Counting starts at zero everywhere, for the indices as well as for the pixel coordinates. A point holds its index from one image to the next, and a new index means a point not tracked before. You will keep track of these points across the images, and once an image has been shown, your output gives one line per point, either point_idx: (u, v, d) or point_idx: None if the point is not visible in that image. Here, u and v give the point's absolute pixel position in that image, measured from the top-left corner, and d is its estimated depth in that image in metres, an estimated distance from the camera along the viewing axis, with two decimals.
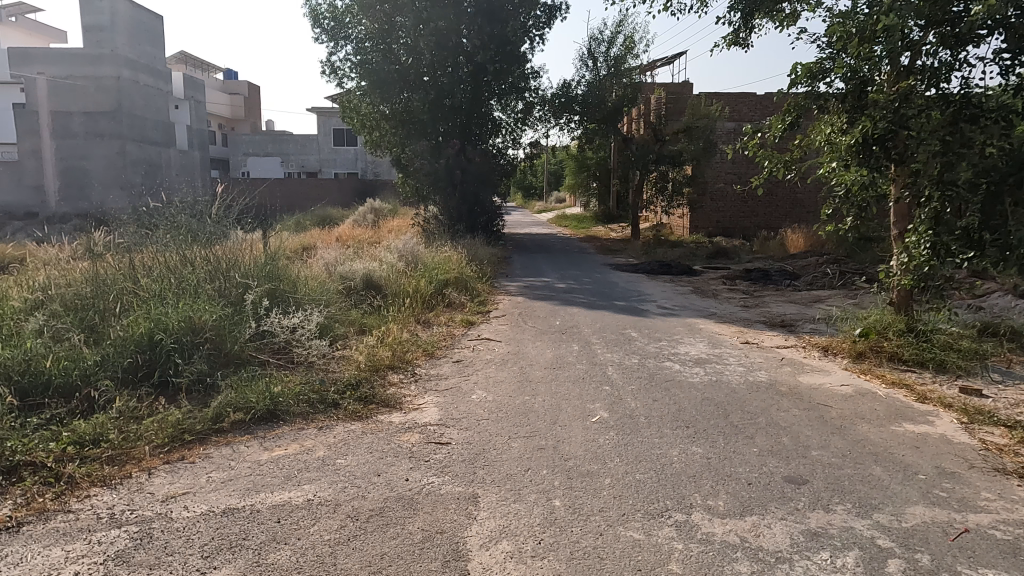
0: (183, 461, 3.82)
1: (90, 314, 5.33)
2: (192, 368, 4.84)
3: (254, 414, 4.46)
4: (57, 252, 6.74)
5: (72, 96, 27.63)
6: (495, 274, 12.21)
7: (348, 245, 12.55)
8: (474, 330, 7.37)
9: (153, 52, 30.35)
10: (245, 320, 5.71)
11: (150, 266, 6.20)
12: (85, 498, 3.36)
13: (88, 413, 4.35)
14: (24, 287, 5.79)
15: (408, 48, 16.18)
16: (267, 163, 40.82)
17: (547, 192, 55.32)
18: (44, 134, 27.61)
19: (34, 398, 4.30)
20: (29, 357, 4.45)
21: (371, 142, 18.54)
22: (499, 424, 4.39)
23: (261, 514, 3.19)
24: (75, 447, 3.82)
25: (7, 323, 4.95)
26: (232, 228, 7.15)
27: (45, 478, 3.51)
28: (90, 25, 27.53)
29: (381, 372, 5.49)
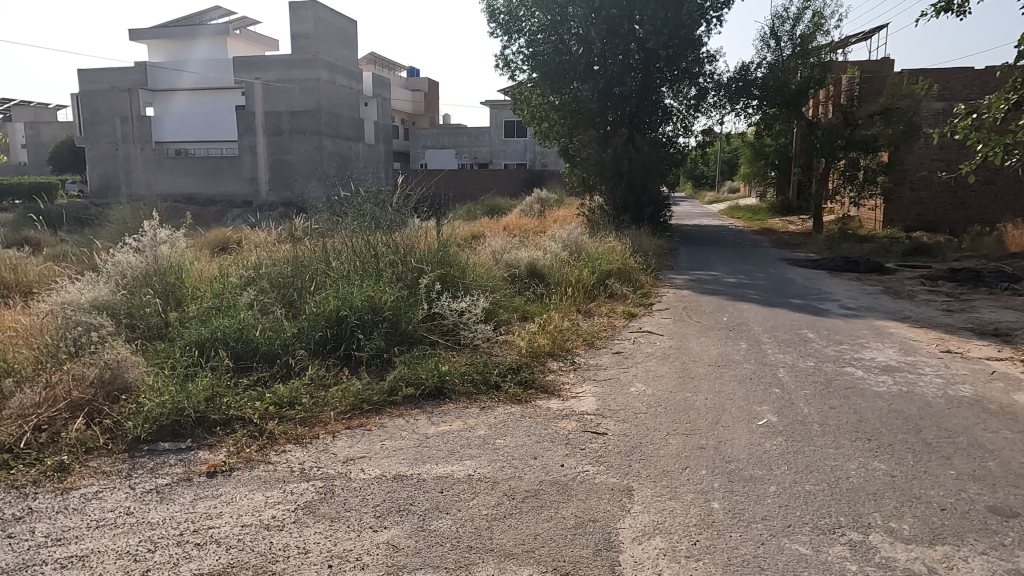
0: (361, 428, 4.21)
1: (290, 292, 6.02)
2: (372, 344, 5.30)
3: (424, 390, 4.79)
4: (266, 236, 7.69)
5: (281, 98, 31.39)
6: (661, 266, 11.93)
7: (515, 233, 12.94)
8: (636, 322, 7.27)
9: (348, 54, 33.32)
10: (419, 302, 6.08)
11: (339, 250, 6.85)
12: (282, 452, 3.82)
13: (286, 377, 4.93)
14: (240, 266, 6.67)
15: (580, 38, 16.17)
16: (443, 155, 43.09)
17: (720, 183, 52.68)
18: (258, 132, 31.77)
19: (244, 361, 4.96)
20: (242, 327, 5.13)
21: (540, 133, 18.90)
22: (658, 419, 4.31)
23: (426, 483, 3.42)
24: (275, 407, 4.35)
25: (227, 297, 5.75)
26: (410, 216, 7.67)
27: (252, 432, 4.04)
28: (298, 34, 30.84)
29: (542, 359, 5.61)
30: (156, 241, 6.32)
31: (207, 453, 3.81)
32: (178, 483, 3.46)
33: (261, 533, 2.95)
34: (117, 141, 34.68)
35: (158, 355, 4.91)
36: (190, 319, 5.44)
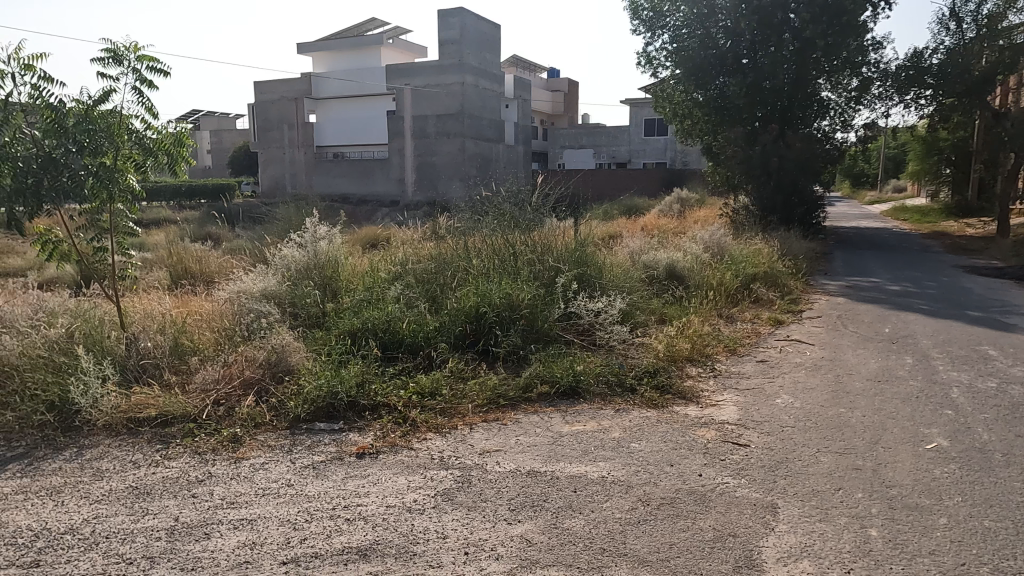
0: (497, 422, 4.31)
1: (434, 287, 6.29)
2: (509, 341, 5.40)
3: (559, 388, 4.82)
4: (412, 234, 8.10)
5: (428, 103, 32.98)
6: (812, 271, 11.13)
7: (654, 234, 12.65)
8: (782, 329, 6.84)
9: (492, 58, 34.33)
10: (556, 301, 6.10)
11: (479, 248, 7.05)
12: (424, 439, 4.01)
13: (428, 369, 5.16)
14: (389, 261, 7.08)
15: (728, 31, 15.51)
16: (582, 155, 43.17)
17: (883, 181, 48.20)
18: (407, 135, 33.57)
19: (391, 352, 5.26)
20: (390, 319, 5.43)
21: (682, 130, 18.36)
22: (807, 435, 4.02)
23: (560, 481, 3.44)
24: (418, 396, 4.57)
25: (377, 290, 6.12)
26: (548, 216, 7.75)
27: (396, 419, 4.28)
28: (445, 41, 32.35)
29: (679, 364, 5.43)
30: (316, 238, 6.86)
31: (357, 436, 4.08)
32: (332, 460, 3.74)
33: (404, 515, 3.11)
34: (285, 145, 38.08)
35: (316, 342, 5.33)
36: (345, 311, 5.86)
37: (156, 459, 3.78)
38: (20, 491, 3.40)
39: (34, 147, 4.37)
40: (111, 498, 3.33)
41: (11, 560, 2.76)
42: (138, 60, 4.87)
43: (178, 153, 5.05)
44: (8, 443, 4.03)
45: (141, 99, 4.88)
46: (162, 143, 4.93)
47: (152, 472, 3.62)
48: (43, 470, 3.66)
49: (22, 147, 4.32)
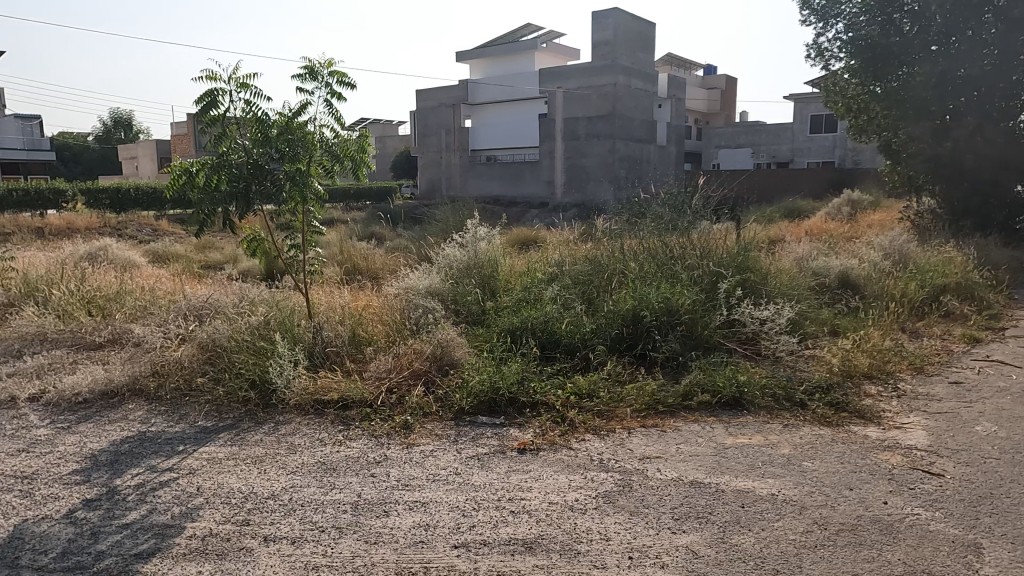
0: (655, 428, 4.24)
1: (590, 289, 6.31)
2: (668, 346, 5.29)
3: (721, 398, 4.65)
4: (568, 236, 8.19)
5: (580, 105, 33.14)
6: (1015, 283, 9.80)
7: (822, 239, 11.80)
8: (981, 349, 6.07)
9: (645, 58, 33.77)
10: (717, 308, 5.86)
11: (636, 250, 6.96)
12: (582, 440, 4.05)
13: (585, 370, 5.18)
14: (545, 262, 7.21)
15: (914, 15, 14.00)
16: (739, 155, 41.57)
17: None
18: (558, 137, 33.95)
19: (549, 352, 5.36)
20: (548, 319, 5.53)
21: (857, 128, 16.82)
22: (1016, 469, 3.55)
23: (726, 495, 3.32)
24: (575, 397, 4.61)
25: (534, 290, 6.25)
26: (708, 219, 7.49)
27: (555, 418, 4.35)
28: (598, 42, 32.30)
29: (856, 381, 5.01)
30: (477, 238, 7.14)
31: (517, 431, 4.21)
32: (495, 453, 3.88)
33: (566, 513, 3.16)
34: (442, 149, 40.09)
35: (477, 338, 5.56)
36: (503, 310, 6.05)
37: (339, 439, 4.14)
38: (231, 457, 3.89)
39: (245, 155, 4.94)
40: (303, 470, 3.70)
41: (226, 517, 3.16)
42: (330, 75, 5.33)
43: (360, 158, 5.35)
44: (219, 415, 4.62)
45: (331, 110, 5.29)
46: (346, 149, 5.27)
47: (336, 450, 3.97)
48: (248, 440, 4.15)
49: (236, 155, 4.92)
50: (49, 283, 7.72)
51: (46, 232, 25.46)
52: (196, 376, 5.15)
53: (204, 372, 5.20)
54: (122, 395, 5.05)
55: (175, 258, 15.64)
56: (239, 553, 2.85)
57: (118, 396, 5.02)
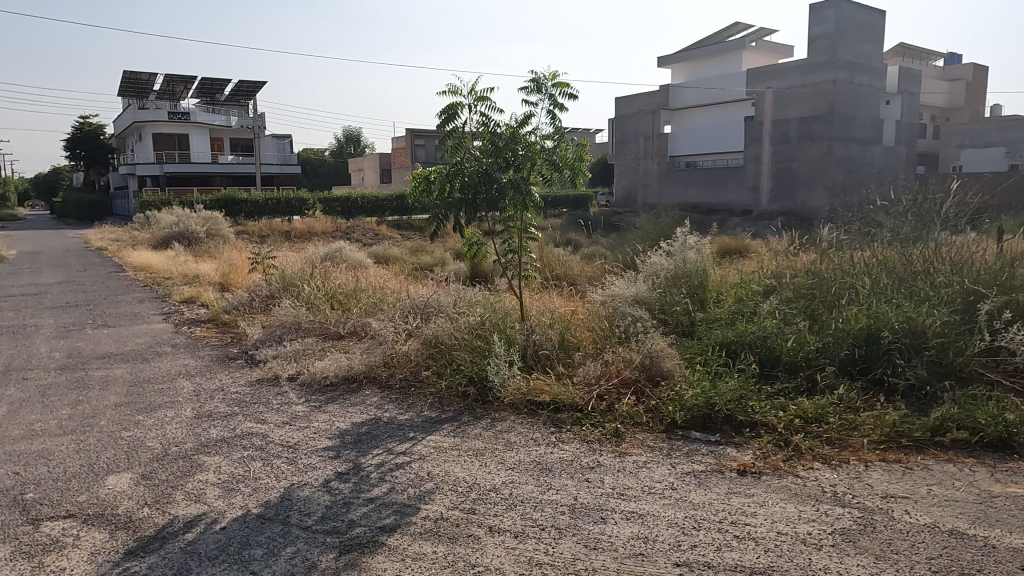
0: (899, 464, 3.77)
1: (815, 304, 5.80)
2: (912, 373, 4.67)
3: (982, 438, 4.01)
4: (785, 246, 7.65)
5: (792, 105, 30.89)
6: None
7: None
8: None
9: (872, 50, 30.54)
10: (975, 332, 5.06)
11: (869, 263, 6.28)
12: (811, 469, 3.73)
13: (810, 393, 4.77)
14: (761, 274, 6.78)
15: None
16: (988, 155, 36.25)
17: None
18: (765, 141, 31.94)
19: (768, 370, 5.03)
20: (767, 334, 5.18)
21: None
22: None
23: (998, 552, 2.84)
24: (801, 421, 4.25)
25: (750, 303, 5.89)
26: (961, 231, 6.54)
27: (777, 441, 4.06)
28: (816, 36, 29.88)
29: None
30: (686, 247, 6.90)
31: (735, 451, 3.99)
32: (713, 472, 3.71)
33: (799, 546, 2.92)
34: (640, 155, 39.81)
35: (688, 351, 5.37)
36: (716, 323, 5.78)
37: (552, 441, 4.24)
38: (455, 447, 4.16)
39: (476, 164, 5.30)
40: (521, 467, 3.84)
41: (454, 503, 3.39)
42: (554, 86, 5.50)
43: (578, 167, 5.38)
44: (442, 406, 4.99)
45: (553, 119, 5.43)
46: (566, 158, 5.35)
47: (550, 452, 4.06)
48: (469, 433, 4.41)
49: (467, 163, 5.30)
50: (301, 279, 8.91)
51: (292, 236, 29.60)
52: (421, 369, 5.61)
53: (428, 365, 5.65)
54: (360, 381, 5.66)
55: (396, 260, 17.25)
56: (468, 539, 3.03)
57: (357, 382, 5.63)
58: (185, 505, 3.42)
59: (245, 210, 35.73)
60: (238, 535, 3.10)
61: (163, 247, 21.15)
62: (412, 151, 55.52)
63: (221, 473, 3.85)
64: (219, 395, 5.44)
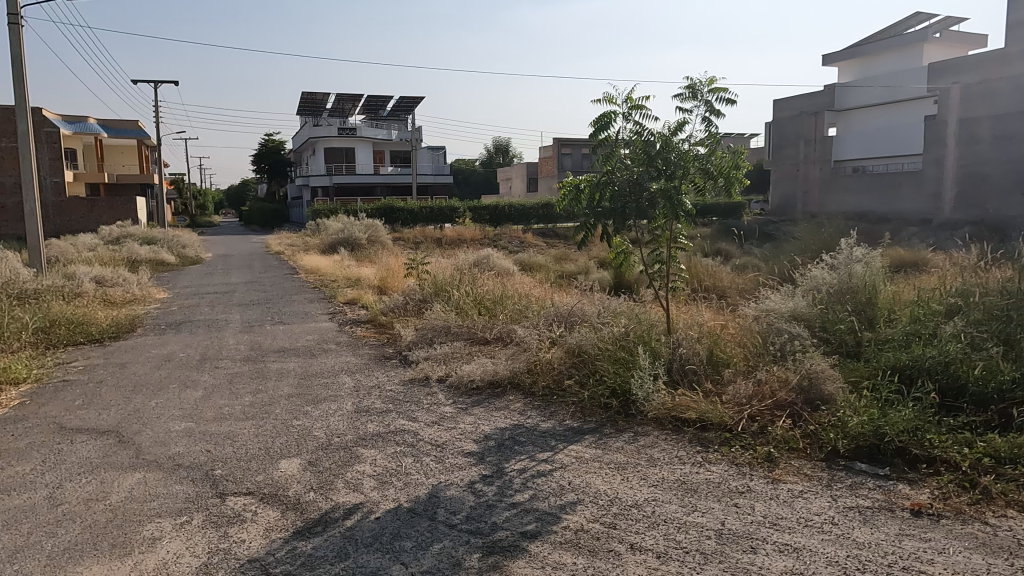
0: None
1: (1013, 325, 5.06)
2: None
3: None
4: (974, 258, 6.79)
5: (983, 102, 27.49)
6: None
7: None
8: None
9: None
10: None
11: None
12: (1004, 516, 3.26)
13: (1004, 429, 4.18)
14: (943, 290, 6.07)
15: None
16: None
17: None
18: (949, 142, 28.73)
19: (951, 399, 4.49)
20: (950, 358, 4.62)
21: None
22: None
23: None
24: (991, 460, 3.73)
25: (929, 322, 5.28)
26: None
27: (961, 481, 3.61)
28: (1016, 22, 26.34)
29: None
30: (852, 259, 6.28)
31: (909, 489, 3.60)
32: (882, 510, 3.37)
33: None
34: (799, 161, 37.94)
35: (853, 374, 4.93)
36: (888, 345, 5.24)
37: (699, 460, 4.07)
38: (597, 459, 4.13)
39: (626, 172, 5.25)
40: (665, 486, 3.72)
41: (595, 516, 3.36)
42: (711, 92, 5.31)
43: (735, 175, 5.13)
44: (584, 416, 4.98)
45: (709, 125, 5.24)
46: (721, 166, 5.14)
47: (696, 472, 3.91)
48: (611, 446, 4.36)
49: (619, 172, 5.27)
50: (452, 284, 9.32)
51: (443, 242, 31.10)
52: (564, 378, 5.64)
53: (571, 375, 5.67)
54: (504, 386, 5.80)
55: (541, 268, 17.51)
56: (609, 554, 2.99)
57: (501, 387, 5.78)
58: (345, 493, 3.70)
59: (401, 218, 38.19)
60: (390, 526, 3.30)
61: (330, 251, 23.12)
62: (558, 159, 56.14)
63: (377, 465, 4.11)
64: (376, 392, 5.83)
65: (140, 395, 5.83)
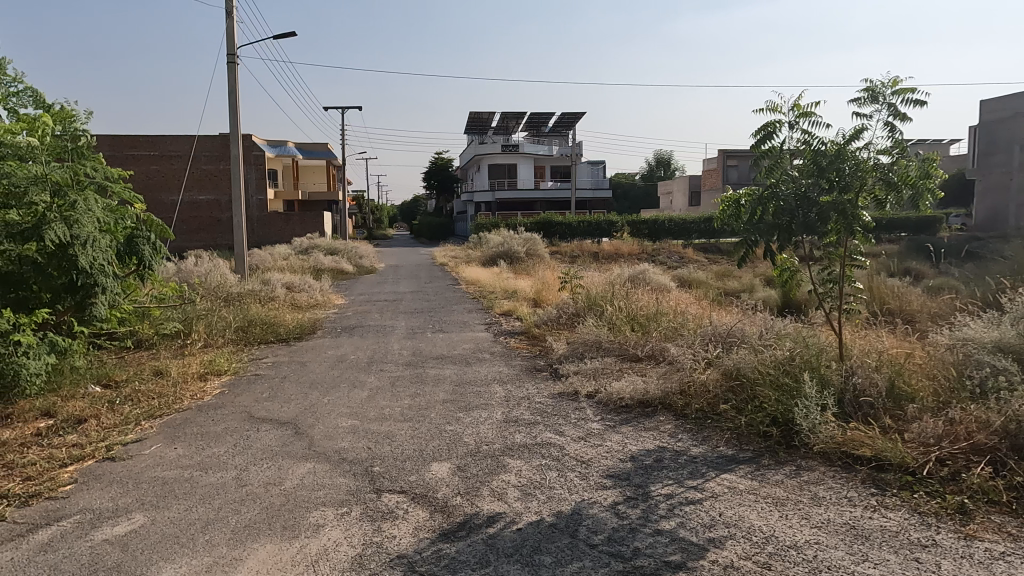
0: None
1: None
2: None
3: None
4: None
5: None
6: None
7: None
8: None
9: None
10: None
11: None
12: None
13: None
14: None
15: None
16: None
17: None
18: None
19: None
20: None
21: None
22: None
23: None
24: None
25: None
26: None
27: None
28: None
29: None
30: None
31: None
32: None
33: None
34: (1012, 169, 32.92)
35: None
36: None
37: (873, 505, 3.64)
38: (752, 491, 3.84)
39: (793, 185, 4.89)
40: (831, 529, 3.36)
41: (747, 553, 3.13)
42: (895, 93, 4.78)
43: (922, 186, 4.56)
44: (740, 444, 4.67)
45: (892, 131, 4.71)
46: (906, 176, 4.59)
47: (869, 516, 3.49)
48: (768, 478, 4.04)
49: (784, 185, 4.92)
50: (605, 298, 9.26)
51: (600, 257, 31.05)
52: (719, 403, 5.34)
53: (727, 400, 5.35)
54: (655, 407, 5.62)
55: (700, 284, 16.90)
56: None
57: (651, 407, 5.61)
58: (489, 501, 3.78)
59: (559, 232, 38.76)
60: (531, 538, 3.31)
61: (490, 264, 23.99)
62: (724, 171, 53.88)
63: (522, 476, 4.16)
64: (525, 403, 5.91)
65: (316, 392, 6.42)
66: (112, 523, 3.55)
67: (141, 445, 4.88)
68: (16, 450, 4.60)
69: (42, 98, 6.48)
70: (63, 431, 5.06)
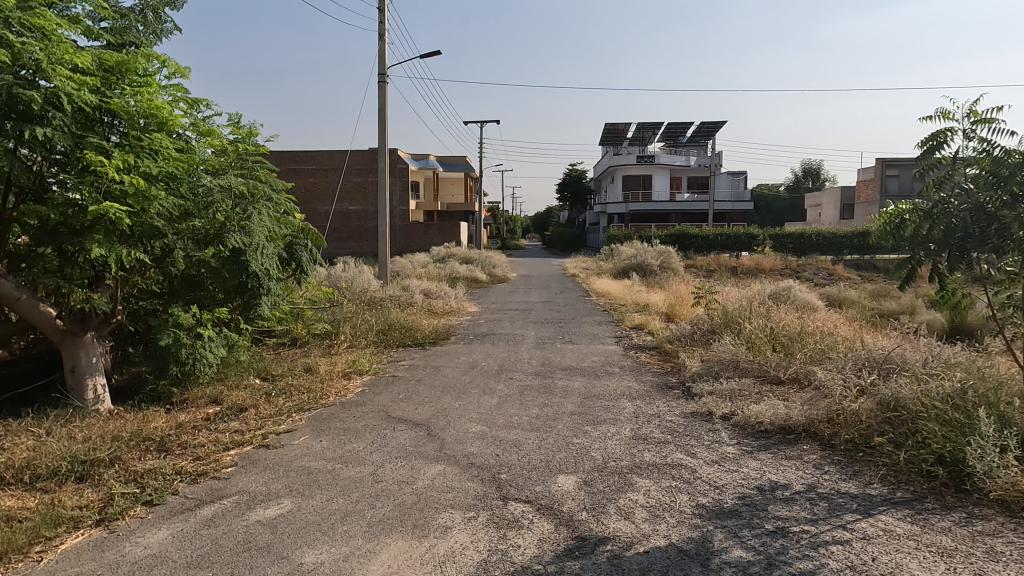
0: None
1: None
2: None
3: None
4: None
5: None
6: None
7: None
8: None
9: None
10: None
11: None
12: None
13: None
14: None
15: None
16: None
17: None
18: None
19: None
20: None
21: None
22: None
23: None
24: None
25: None
26: None
27: None
28: None
29: None
30: None
31: None
32: None
33: None
34: None
35: None
36: None
37: None
38: (913, 537, 3.45)
39: (968, 198, 4.37)
40: None
41: None
42: None
43: None
44: (898, 483, 4.21)
45: None
46: None
47: None
48: (932, 524, 3.60)
49: (955, 200, 4.42)
50: (743, 316, 8.80)
51: (739, 271, 29.62)
52: (874, 435, 4.85)
53: (883, 431, 4.85)
54: (798, 434, 5.22)
55: (852, 304, 15.59)
56: None
57: (794, 434, 5.23)
58: (616, 519, 3.68)
59: (695, 245, 37.48)
60: (659, 562, 3.19)
61: (622, 276, 23.61)
62: (882, 181, 49.49)
63: (650, 497, 4.02)
64: (655, 422, 5.72)
65: (448, 395, 6.63)
66: (265, 506, 3.86)
67: (292, 435, 5.29)
68: (189, 432, 5.16)
69: (230, 117, 7.27)
70: (228, 417, 5.61)
